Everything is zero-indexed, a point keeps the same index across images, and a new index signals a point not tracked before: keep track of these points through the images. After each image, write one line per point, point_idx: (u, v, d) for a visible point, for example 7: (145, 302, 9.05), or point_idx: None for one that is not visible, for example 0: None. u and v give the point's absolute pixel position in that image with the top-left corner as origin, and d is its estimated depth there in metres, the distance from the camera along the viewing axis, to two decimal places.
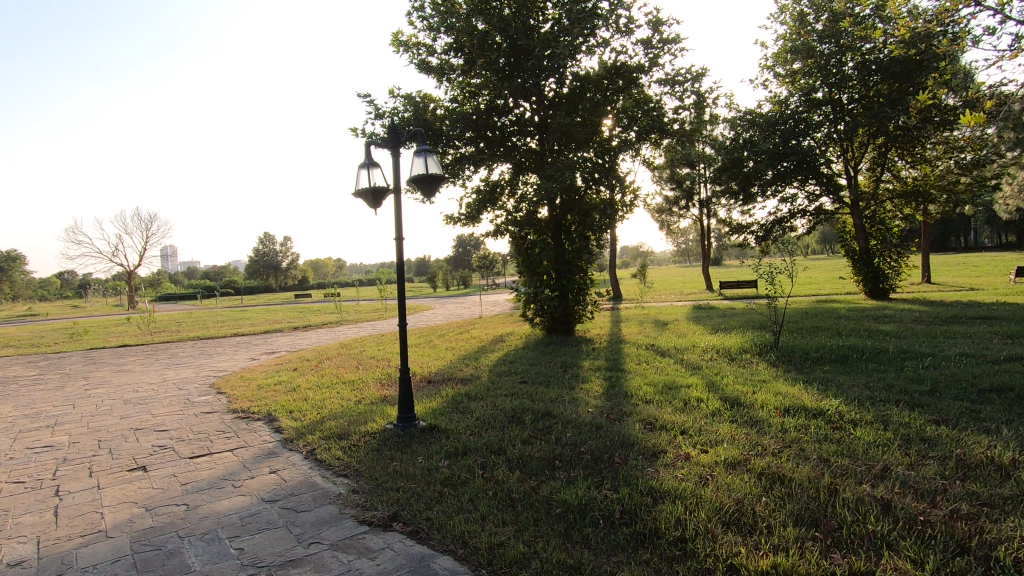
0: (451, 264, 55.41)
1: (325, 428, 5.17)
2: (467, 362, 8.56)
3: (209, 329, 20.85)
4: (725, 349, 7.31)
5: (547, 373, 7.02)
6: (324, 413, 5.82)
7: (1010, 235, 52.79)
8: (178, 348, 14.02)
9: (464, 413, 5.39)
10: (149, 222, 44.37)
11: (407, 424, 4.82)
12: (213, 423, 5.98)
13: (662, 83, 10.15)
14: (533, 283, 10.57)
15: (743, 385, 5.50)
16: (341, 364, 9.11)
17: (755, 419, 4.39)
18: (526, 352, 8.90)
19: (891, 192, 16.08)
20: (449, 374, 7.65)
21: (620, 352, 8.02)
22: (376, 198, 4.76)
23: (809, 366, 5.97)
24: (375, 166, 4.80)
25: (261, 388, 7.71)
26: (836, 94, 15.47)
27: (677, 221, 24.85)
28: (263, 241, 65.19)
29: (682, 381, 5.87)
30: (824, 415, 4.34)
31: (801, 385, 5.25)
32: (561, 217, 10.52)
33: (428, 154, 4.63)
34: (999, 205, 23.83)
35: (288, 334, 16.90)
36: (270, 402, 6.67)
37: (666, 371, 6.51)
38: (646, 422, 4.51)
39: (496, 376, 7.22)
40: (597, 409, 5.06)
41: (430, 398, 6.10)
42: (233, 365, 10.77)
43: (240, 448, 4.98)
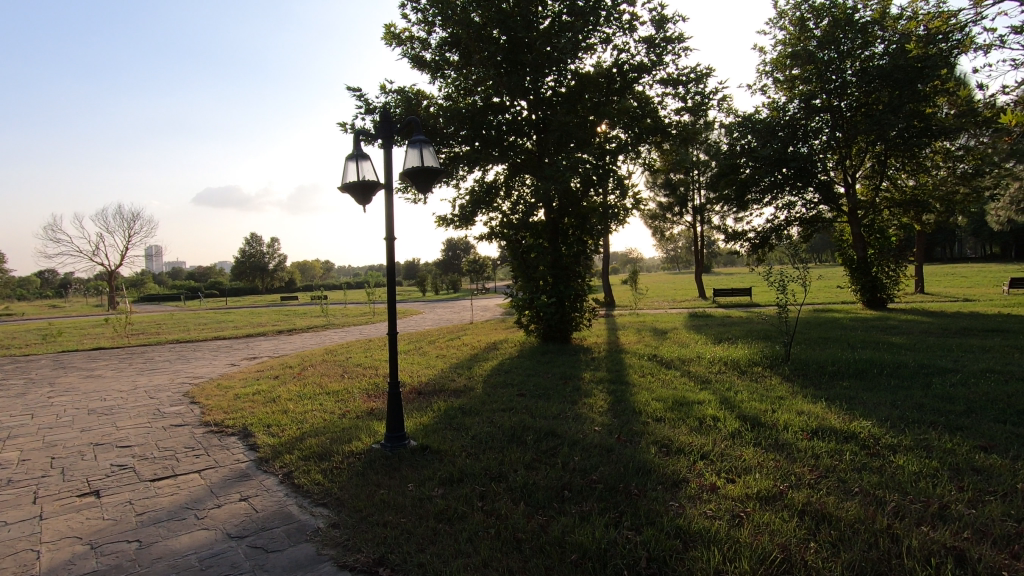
0: (441, 268, 54.84)
1: (305, 447, 4.68)
2: (460, 372, 8.08)
3: (189, 332, 20.10)
4: (733, 361, 6.91)
5: (546, 385, 6.58)
6: (305, 428, 5.33)
7: (995, 246, 53.26)
8: (155, 351, 13.37)
9: (458, 430, 4.93)
10: (132, 222, 43.37)
11: (396, 444, 4.36)
12: (182, 439, 5.45)
13: (664, 84, 9.81)
14: (529, 288, 10.15)
15: (760, 402, 5.10)
16: (325, 372, 8.60)
17: (780, 441, 3.99)
18: (522, 362, 8.45)
19: (889, 201, 15.88)
20: (440, 385, 7.16)
21: (621, 363, 7.59)
22: (365, 193, 4.32)
23: (828, 382, 5.59)
24: (365, 157, 4.35)
25: (238, 398, 7.18)
26: (834, 101, 15.08)
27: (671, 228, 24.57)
28: (250, 242, 64.18)
29: (693, 396, 5.46)
30: (856, 437, 3.96)
31: (823, 403, 4.85)
32: (558, 220, 10.12)
33: (424, 144, 4.18)
34: (991, 216, 23.77)
35: (271, 338, 16.29)
36: (246, 415, 6.15)
37: (673, 384, 6.09)
38: (661, 444, 4.09)
39: (491, 387, 6.76)
40: (604, 428, 4.63)
41: (421, 413, 5.63)
42: (210, 371, 10.20)
43: (209, 468, 4.47)
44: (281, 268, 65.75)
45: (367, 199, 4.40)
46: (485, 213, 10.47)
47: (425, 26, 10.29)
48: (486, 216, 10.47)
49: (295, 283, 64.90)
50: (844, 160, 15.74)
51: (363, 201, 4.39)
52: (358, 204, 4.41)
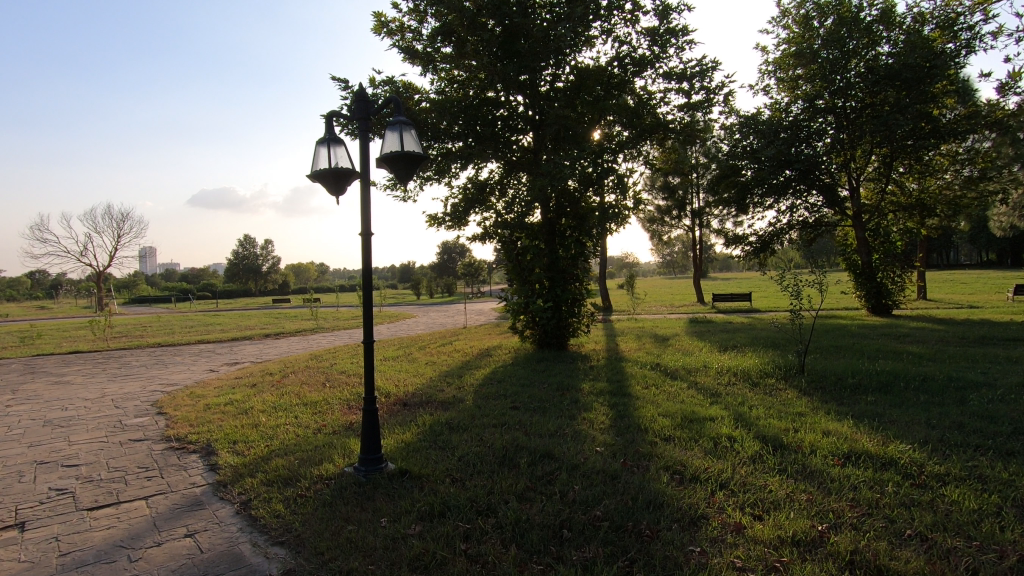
0: (436, 272, 54.26)
1: (270, 470, 4.14)
2: (449, 381, 7.55)
3: (173, 335, 19.48)
4: (743, 372, 6.40)
5: (541, 396, 6.07)
6: (273, 447, 4.78)
7: (992, 253, 53.17)
8: (132, 356, 12.76)
9: (444, 450, 4.41)
10: (122, 223, 42.63)
11: (371, 468, 3.83)
12: (137, 457, 4.90)
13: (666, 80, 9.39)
14: (524, 292, 9.65)
15: (778, 419, 4.60)
16: (305, 380, 8.06)
17: (808, 470, 3.50)
18: (516, 369, 7.95)
19: (894, 205, 15.47)
20: (428, 395, 6.63)
21: (622, 373, 7.08)
22: (337, 182, 3.82)
23: (850, 396, 5.10)
24: (338, 142, 3.84)
25: (207, 409, 6.63)
26: (839, 102, 14.59)
27: (669, 231, 24.13)
28: (243, 244, 63.44)
29: (703, 412, 4.96)
30: (895, 464, 3.47)
31: (849, 422, 4.37)
32: (555, 221, 9.65)
33: (404, 125, 3.67)
34: (993, 222, 23.41)
35: (257, 342, 15.68)
36: (213, 429, 5.60)
37: (679, 398, 5.59)
38: (673, 471, 3.59)
39: (482, 399, 6.23)
40: (606, 449, 4.11)
41: (404, 429, 5.10)
42: (186, 378, 9.61)
43: (158, 495, 3.92)
44: (274, 270, 65.08)
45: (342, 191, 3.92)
46: (478, 212, 9.97)
47: (416, 16, 9.77)
48: (479, 216, 9.96)
49: (289, 286, 64.17)
50: (849, 163, 15.29)
51: (338, 194, 3.92)
52: (333, 196, 3.94)
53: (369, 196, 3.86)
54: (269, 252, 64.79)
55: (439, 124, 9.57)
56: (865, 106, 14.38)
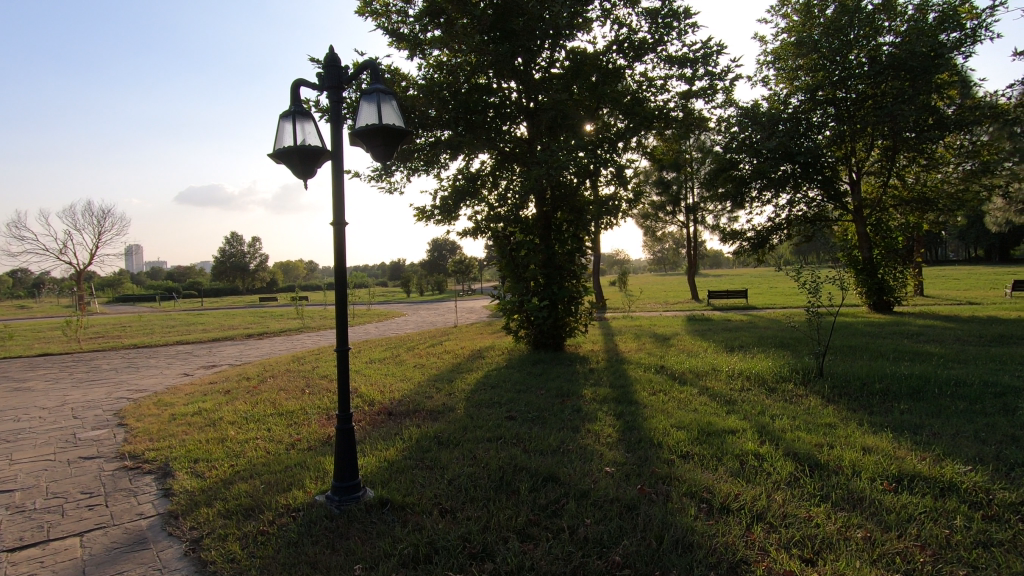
0: (427, 269, 53.56)
1: (230, 498, 3.58)
2: (439, 386, 7.01)
3: (153, 335, 18.73)
4: (757, 376, 5.91)
5: (540, 404, 5.56)
6: (237, 467, 4.21)
7: (980, 250, 53.40)
8: (103, 358, 12.07)
9: (432, 471, 3.88)
10: (103, 220, 41.54)
11: (347, 497, 3.28)
12: (83, 480, 4.30)
13: (667, 66, 8.89)
14: (518, 290, 9.10)
15: (808, 433, 4.10)
16: (283, 386, 7.48)
17: (856, 497, 3.01)
18: (511, 373, 7.42)
19: (896, 199, 15.12)
20: (415, 403, 6.08)
21: (625, 376, 6.57)
22: (305, 163, 3.26)
23: (882, 405, 4.62)
24: (307, 116, 3.28)
25: (173, 419, 6.04)
26: (839, 94, 14.19)
27: (663, 227, 23.69)
28: (229, 241, 62.36)
29: (721, 423, 4.47)
30: (956, 490, 2.99)
31: (888, 435, 3.89)
32: (551, 215, 9.12)
33: (382, 94, 3.11)
34: (989, 218, 23.20)
35: (238, 343, 15.00)
36: (175, 444, 5.02)
37: (691, 406, 5.08)
38: (699, 500, 3.08)
39: (474, 408, 5.69)
40: (617, 471, 3.60)
41: (386, 446, 4.54)
42: (157, 383, 8.98)
43: (95, 530, 3.35)
44: (262, 268, 63.99)
45: (312, 174, 3.37)
46: (470, 206, 9.40)
47: None
48: (470, 209, 9.40)
49: (277, 284, 63.14)
50: (850, 157, 14.87)
51: (307, 178, 3.36)
52: (301, 180, 3.39)
53: (342, 179, 3.29)
54: (256, 250, 63.75)
55: (427, 111, 8.99)
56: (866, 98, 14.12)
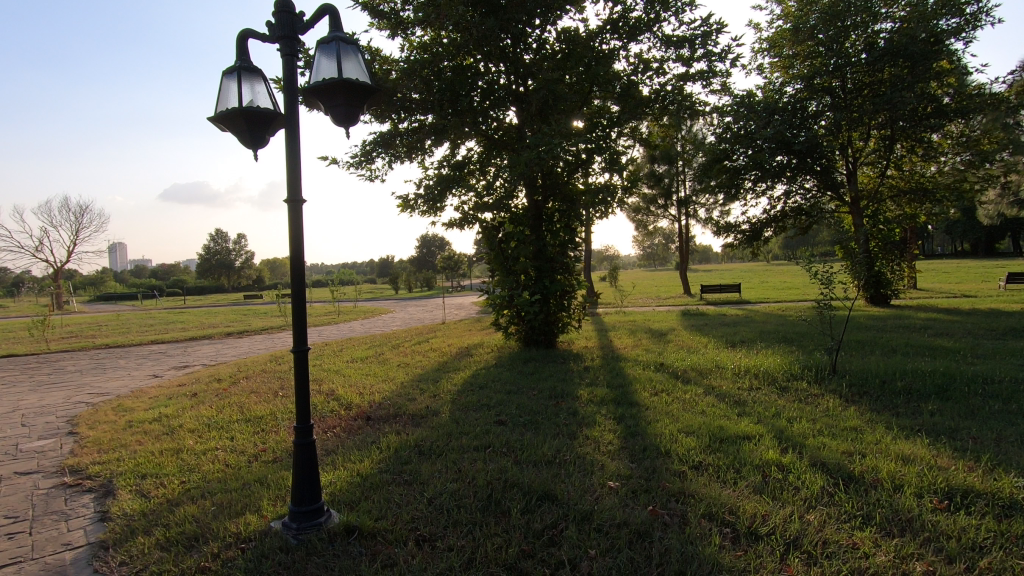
0: (416, 266, 52.91)
1: (174, 524, 3.07)
2: (424, 387, 6.51)
3: (129, 335, 18.00)
4: (766, 374, 5.48)
5: (533, 407, 5.09)
6: (189, 484, 3.68)
7: (966, 244, 53.76)
8: (70, 360, 11.41)
9: (411, 488, 3.40)
10: (81, 216, 40.42)
11: (308, 524, 2.78)
12: (11, 501, 3.76)
13: (662, 48, 8.44)
14: (508, 284, 8.62)
15: (833, 438, 3.67)
16: (256, 389, 6.94)
17: (903, 518, 2.58)
18: (500, 372, 6.95)
19: (892, 190, 14.82)
20: (397, 407, 5.58)
21: (623, 375, 6.12)
22: (254, 129, 2.76)
23: (909, 406, 4.19)
24: (257, 73, 2.77)
25: (129, 427, 5.49)
26: (835, 82, 13.87)
27: (655, 222, 23.31)
28: (214, 239, 61.22)
29: (733, 427, 4.03)
30: (1021, 510, 2.56)
31: (925, 441, 3.46)
32: (541, 204, 8.64)
33: (343, 45, 2.61)
34: (981, 211, 23.06)
35: (216, 342, 14.37)
36: (125, 456, 4.48)
37: (698, 408, 4.63)
38: (721, 523, 2.63)
39: (461, 411, 5.20)
40: (623, 486, 3.14)
41: (361, 457, 4.04)
42: (122, 386, 8.39)
43: (7, 567, 2.82)
44: (247, 265, 62.85)
45: (263, 143, 2.87)
46: (456, 195, 8.87)
47: None
48: (457, 199, 8.88)
49: (263, 281, 62.08)
50: (847, 147, 14.51)
51: (257, 149, 2.87)
52: (251, 151, 2.90)
53: (297, 147, 2.78)
54: (241, 247, 62.59)
55: (410, 94, 8.39)
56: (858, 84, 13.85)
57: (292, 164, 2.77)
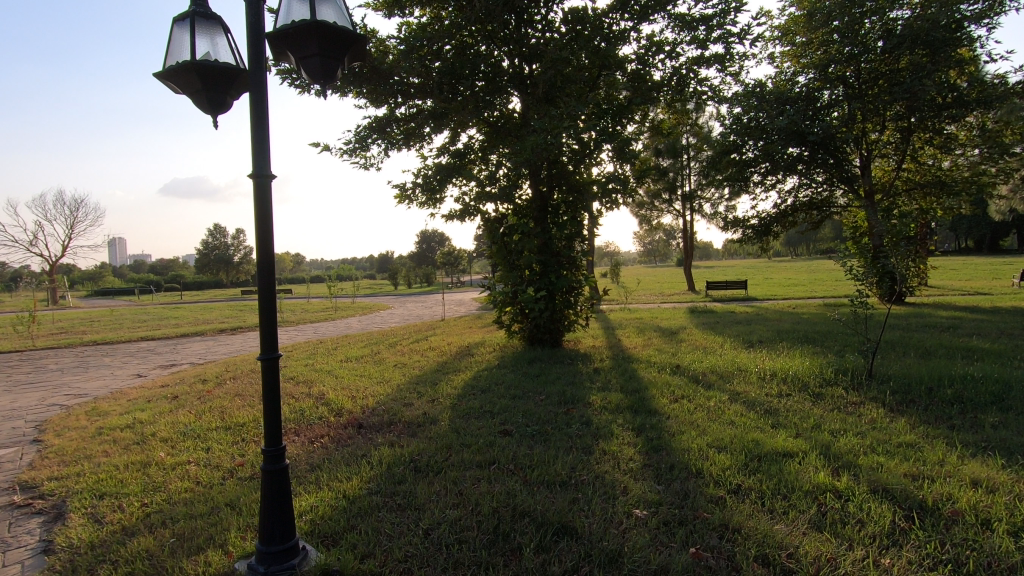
0: (415, 262, 52.36)
1: (122, 561, 2.59)
2: (421, 390, 6.04)
3: (120, 331, 17.50)
4: (795, 379, 5.01)
5: (541, 415, 4.63)
6: (150, 509, 3.21)
7: (971, 241, 53.18)
8: (52, 357, 10.91)
9: (405, 514, 2.94)
10: (75, 211, 39.86)
11: (278, 566, 2.31)
12: None
13: (677, 29, 7.95)
14: (511, 279, 8.14)
15: (888, 456, 3.20)
16: (241, 391, 6.46)
17: (1003, 566, 2.12)
18: (504, 374, 6.47)
19: (908, 184, 14.33)
20: (391, 414, 5.12)
21: (637, 379, 5.65)
22: (212, 89, 2.27)
23: (967, 419, 3.73)
24: (218, 23, 2.29)
25: (98, 434, 5.02)
26: (850, 71, 13.35)
27: (659, 217, 22.80)
28: (212, 234, 60.70)
29: (770, 442, 3.57)
30: None
31: (999, 462, 3.00)
32: (546, 195, 8.13)
33: None
34: (993, 206, 22.54)
35: (207, 339, 13.86)
36: (86, 470, 4.00)
37: (726, 418, 4.17)
38: (779, 571, 2.17)
39: (462, 420, 4.73)
40: (653, 517, 2.68)
41: (349, 475, 3.57)
42: (101, 387, 7.90)
43: None
44: (246, 261, 62.28)
45: (225, 107, 2.39)
46: (456, 185, 8.38)
47: None
48: (458, 189, 8.39)
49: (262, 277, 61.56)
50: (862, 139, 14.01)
51: (218, 114, 2.38)
52: (210, 116, 2.40)
53: (265, 110, 2.28)
54: (240, 242, 62.03)
55: (408, 78, 7.80)
56: (866, 73, 13.41)
57: (258, 131, 2.27)
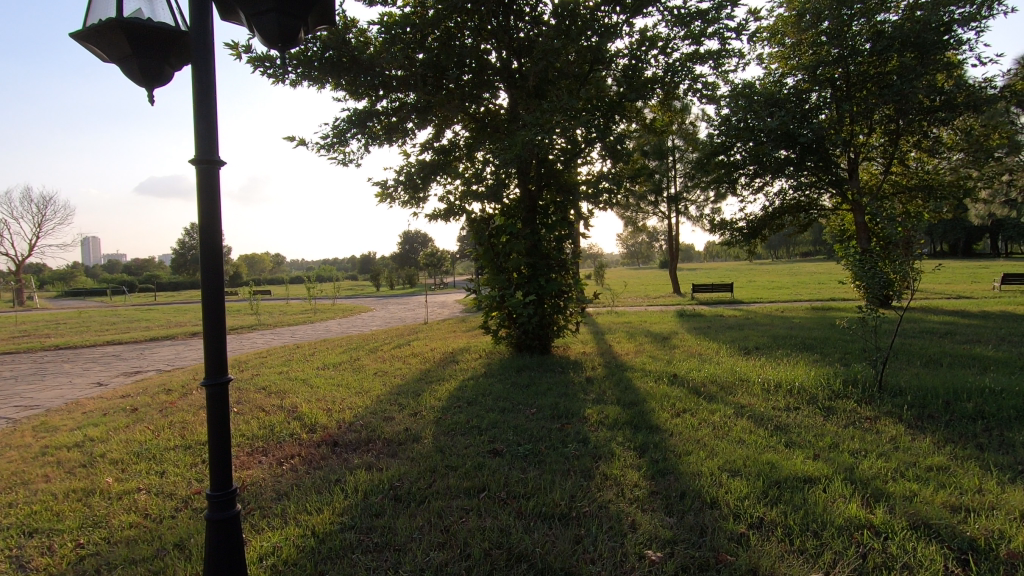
0: (398, 263, 51.67)
1: None
2: (403, 401, 5.63)
3: (86, 334, 16.73)
4: (802, 391, 4.73)
5: (533, 432, 4.27)
6: (86, 551, 2.77)
7: (946, 246, 54.19)
8: (7, 364, 10.22)
9: (382, 556, 2.55)
10: (43, 208, 38.47)
11: None
12: None
13: (671, 24, 7.65)
14: (499, 283, 7.77)
15: (921, 482, 2.91)
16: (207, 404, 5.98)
17: None
18: (491, 383, 6.09)
19: (894, 187, 14.32)
20: (370, 430, 4.70)
21: (633, 390, 5.30)
22: (148, 52, 1.86)
23: (995, 437, 3.46)
24: None
25: (42, 454, 4.52)
26: (839, 73, 13.25)
27: (645, 218, 22.61)
28: (188, 234, 59.32)
29: (788, 466, 3.24)
30: None
31: None
32: (534, 195, 7.76)
33: None
34: (972, 211, 22.82)
35: (178, 344, 13.22)
36: (18, 500, 3.52)
37: (734, 436, 3.86)
38: None
39: (447, 437, 4.35)
40: (670, 561, 2.35)
41: (320, 506, 3.17)
42: (55, 397, 7.32)
43: None
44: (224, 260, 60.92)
45: (165, 79, 1.98)
46: (440, 183, 7.98)
47: None
48: (442, 187, 7.99)
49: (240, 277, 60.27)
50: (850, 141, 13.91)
51: (155, 88, 1.97)
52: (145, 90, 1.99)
53: (210, 79, 1.87)
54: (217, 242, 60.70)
55: (390, 70, 7.15)
56: (855, 75, 13.29)
57: (201, 106, 1.85)
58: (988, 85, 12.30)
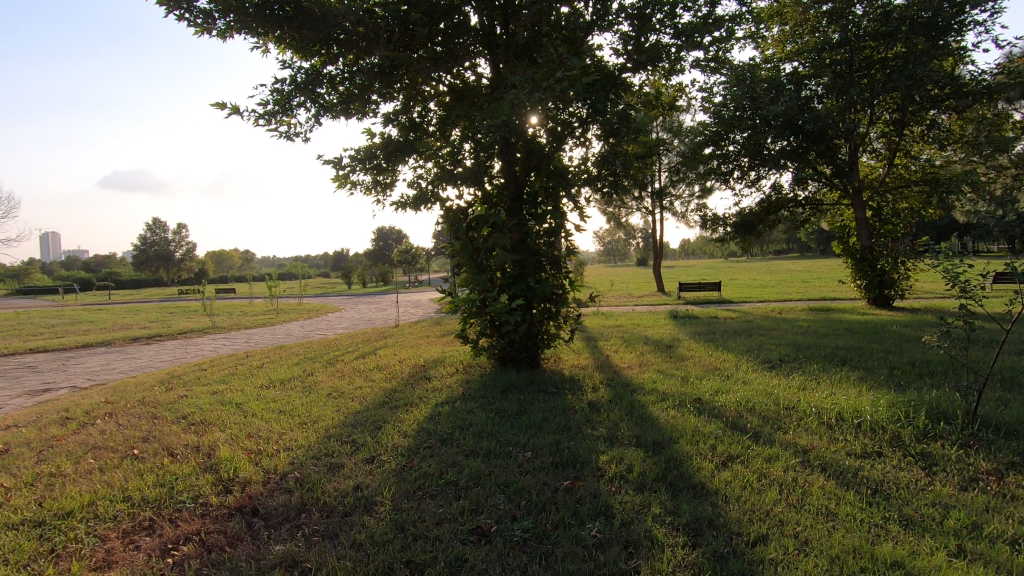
0: (371, 259, 49.88)
1: None
2: (358, 437, 4.39)
3: (11, 340, 14.81)
4: (878, 429, 3.64)
5: (532, 497, 3.08)
6: None
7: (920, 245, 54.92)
8: None
9: None
10: None
11: None
12: None
13: None
14: (480, 285, 6.53)
15: None
16: (101, 443, 4.60)
17: None
18: (471, 411, 4.88)
19: (896, 182, 13.55)
20: (306, 488, 3.44)
21: (653, 423, 4.16)
22: None
23: None
24: None
25: None
26: (843, 57, 12.34)
27: (628, 214, 21.65)
28: (151, 228, 56.62)
29: (932, 572, 2.13)
30: None
31: None
32: (521, 179, 6.58)
33: None
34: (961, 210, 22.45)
35: (112, 352, 11.59)
36: None
37: (819, 506, 2.73)
38: None
39: (412, 504, 3.13)
40: None
41: None
42: None
43: None
44: (188, 257, 58.19)
45: None
46: (409, 165, 6.70)
47: None
48: (411, 170, 6.71)
49: (204, 274, 57.62)
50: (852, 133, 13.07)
51: None
52: None
53: None
54: (181, 238, 57.99)
55: (349, 25, 5.76)
56: (858, 60, 12.41)
57: None
58: (987, 74, 11.59)
